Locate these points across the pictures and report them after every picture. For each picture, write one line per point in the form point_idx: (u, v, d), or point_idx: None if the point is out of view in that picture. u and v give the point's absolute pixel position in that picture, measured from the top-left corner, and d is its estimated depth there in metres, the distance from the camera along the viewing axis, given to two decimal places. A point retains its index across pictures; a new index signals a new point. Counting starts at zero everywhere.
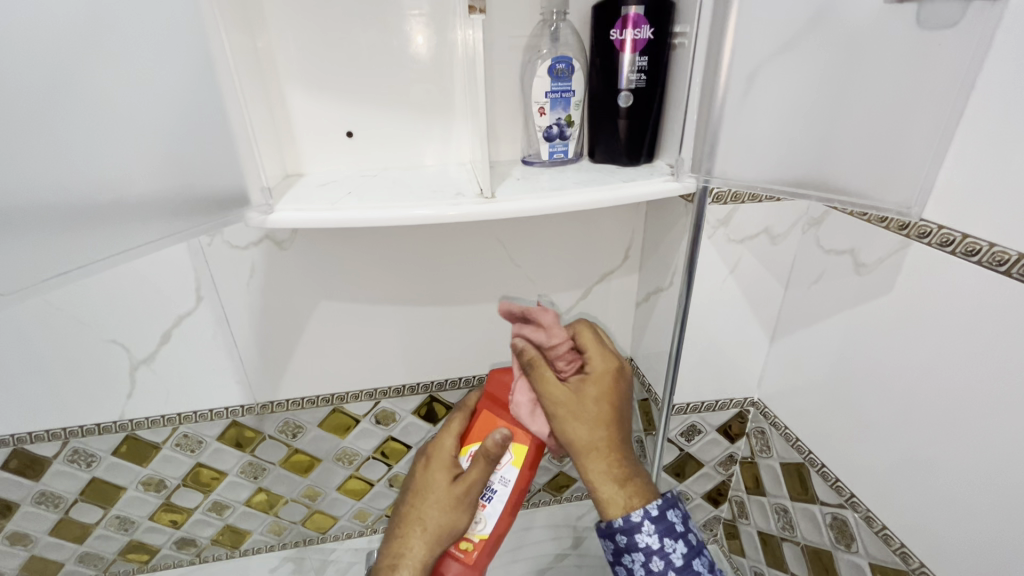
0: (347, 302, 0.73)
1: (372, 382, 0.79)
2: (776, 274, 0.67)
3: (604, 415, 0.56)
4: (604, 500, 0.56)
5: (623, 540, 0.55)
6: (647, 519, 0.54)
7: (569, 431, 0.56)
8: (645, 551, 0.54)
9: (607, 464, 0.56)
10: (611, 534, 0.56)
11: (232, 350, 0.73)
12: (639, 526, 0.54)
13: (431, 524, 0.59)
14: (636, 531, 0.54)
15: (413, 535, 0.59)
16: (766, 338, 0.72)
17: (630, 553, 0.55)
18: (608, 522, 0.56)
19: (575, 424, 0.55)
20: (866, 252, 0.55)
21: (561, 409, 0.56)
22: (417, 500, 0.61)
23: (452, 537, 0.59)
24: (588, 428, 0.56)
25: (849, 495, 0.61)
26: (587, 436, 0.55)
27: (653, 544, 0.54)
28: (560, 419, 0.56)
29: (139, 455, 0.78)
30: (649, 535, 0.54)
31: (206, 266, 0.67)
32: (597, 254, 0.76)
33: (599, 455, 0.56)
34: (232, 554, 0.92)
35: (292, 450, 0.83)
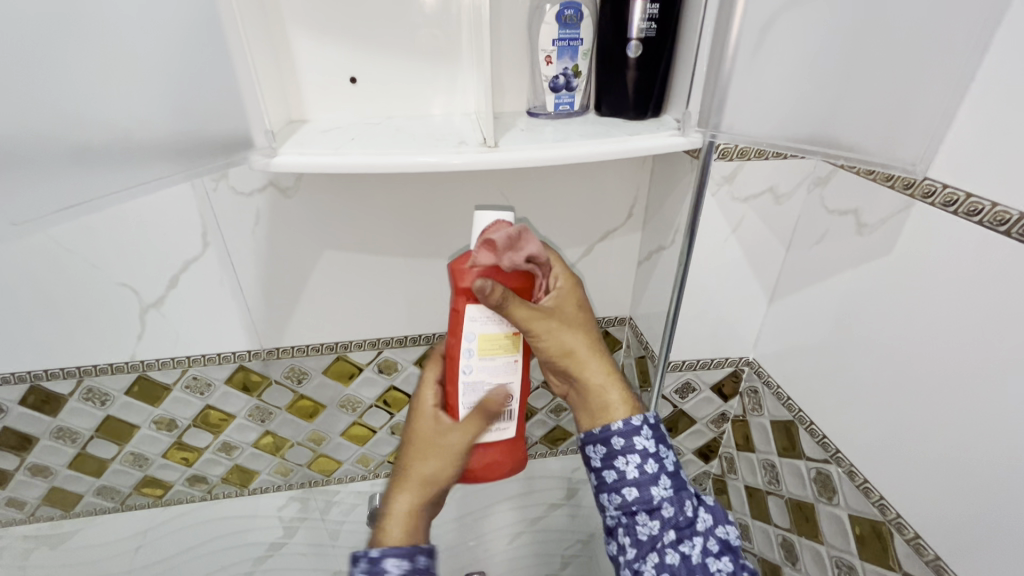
0: (350, 253, 0.73)
1: (375, 333, 0.81)
2: (779, 235, 0.67)
3: (579, 322, 0.60)
4: (609, 404, 0.60)
5: (619, 442, 0.58)
6: (646, 425, 0.59)
7: (566, 346, 0.58)
8: (641, 454, 0.58)
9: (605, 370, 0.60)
10: (605, 438, 0.59)
11: (238, 296, 0.75)
12: (637, 430, 0.58)
13: (423, 476, 0.59)
14: (635, 435, 0.58)
15: (404, 486, 0.59)
16: (764, 300, 0.73)
17: (624, 456, 0.58)
18: (606, 429, 0.59)
19: (571, 336, 0.58)
20: (869, 213, 0.55)
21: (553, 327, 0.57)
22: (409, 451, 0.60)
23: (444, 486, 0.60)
24: (583, 344, 0.59)
25: (834, 451, 0.63)
26: (580, 343, 0.59)
27: (648, 447, 0.58)
28: (548, 334, 0.57)
29: (151, 395, 0.81)
30: (646, 439, 0.58)
31: (211, 211, 0.68)
32: (601, 211, 0.76)
33: (597, 362, 0.60)
34: (241, 492, 0.97)
35: (298, 396, 0.86)
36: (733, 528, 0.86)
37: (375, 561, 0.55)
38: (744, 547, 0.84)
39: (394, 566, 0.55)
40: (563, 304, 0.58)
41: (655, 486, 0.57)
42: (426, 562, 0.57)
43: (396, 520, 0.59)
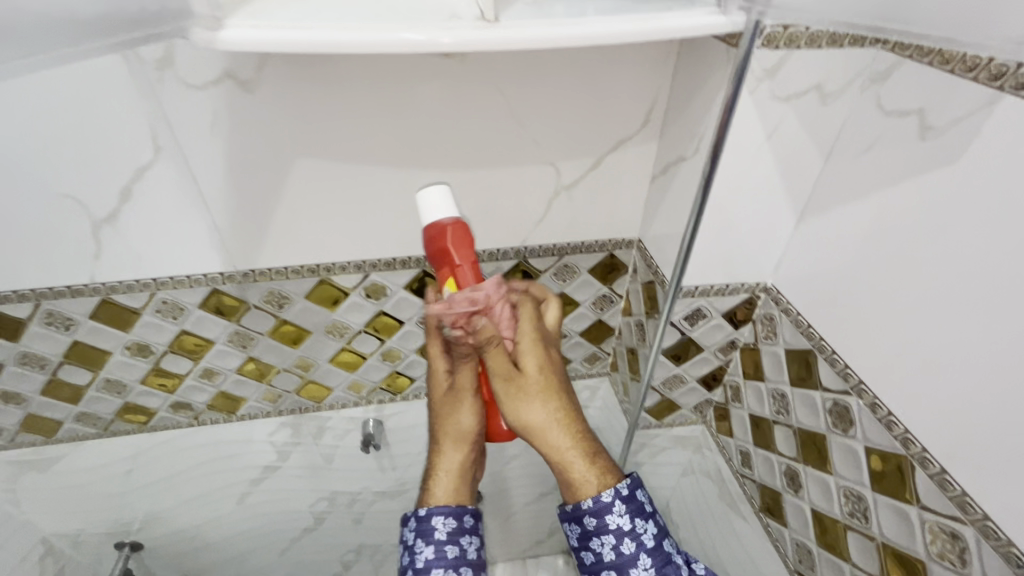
0: (327, 161, 0.64)
1: (360, 254, 0.74)
2: (819, 142, 0.58)
3: (547, 388, 0.58)
4: (575, 479, 0.59)
5: (592, 523, 0.58)
6: (618, 499, 0.58)
7: (525, 415, 0.58)
8: (615, 532, 0.58)
9: (568, 440, 0.58)
10: (578, 517, 0.59)
11: (202, 211, 0.66)
12: (608, 507, 0.58)
13: (449, 432, 0.65)
14: (607, 513, 0.58)
15: (439, 450, 0.66)
16: (791, 219, 0.65)
17: (600, 536, 0.59)
18: (577, 507, 0.59)
19: (534, 405, 0.58)
20: (937, 113, 0.46)
21: (510, 394, 0.58)
22: (433, 417, 0.67)
23: (473, 437, 0.65)
24: (544, 410, 0.58)
25: (856, 382, 0.58)
26: (547, 417, 0.58)
27: (623, 526, 0.58)
28: (511, 406, 0.59)
29: (118, 320, 0.75)
30: (619, 516, 0.58)
31: (160, 109, 0.57)
32: (614, 116, 0.66)
33: (561, 431, 0.58)
34: (229, 419, 0.94)
35: (280, 321, 0.80)
36: (732, 455, 0.85)
37: (422, 519, 0.63)
38: (743, 473, 0.83)
39: (440, 524, 0.63)
40: (527, 363, 0.58)
41: (633, 566, 0.58)
42: (471, 522, 0.65)
43: (441, 481, 0.66)
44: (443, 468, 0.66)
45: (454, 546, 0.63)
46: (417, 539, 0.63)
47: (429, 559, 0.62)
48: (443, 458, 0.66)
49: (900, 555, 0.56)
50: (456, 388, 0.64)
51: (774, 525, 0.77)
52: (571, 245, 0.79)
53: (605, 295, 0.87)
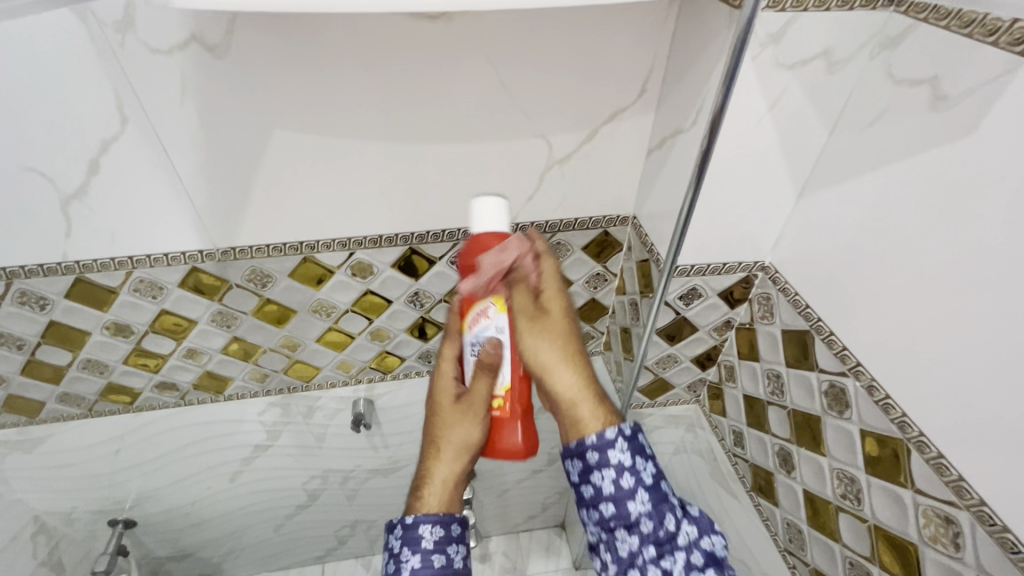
0: (306, 133, 0.61)
1: (344, 231, 0.71)
2: (824, 113, 0.55)
3: (563, 331, 0.59)
4: (580, 419, 0.56)
5: (593, 457, 0.55)
6: (621, 438, 0.55)
7: (536, 351, 0.58)
8: (616, 467, 0.55)
9: (577, 381, 0.57)
10: (580, 451, 0.56)
11: (176, 186, 0.63)
12: (611, 443, 0.54)
13: (449, 441, 0.64)
14: (609, 449, 0.55)
15: (434, 460, 0.65)
16: (792, 195, 0.63)
17: (599, 471, 0.55)
18: (580, 442, 0.56)
19: (546, 340, 0.58)
20: (951, 81, 0.43)
21: (528, 327, 0.59)
22: (432, 424, 0.66)
23: (473, 451, 0.64)
24: (558, 349, 0.58)
25: (854, 363, 0.57)
26: (557, 354, 0.57)
27: (624, 461, 0.55)
28: (527, 335, 0.59)
29: (95, 299, 0.72)
30: (621, 452, 0.55)
31: (124, 76, 0.54)
32: (609, 85, 0.62)
33: (571, 369, 0.57)
34: (216, 398, 0.92)
35: (264, 300, 0.77)
36: (725, 434, 0.85)
37: (410, 528, 0.61)
38: (735, 452, 0.82)
39: (428, 532, 0.61)
40: (549, 307, 0.60)
41: (632, 501, 0.55)
42: (460, 530, 0.62)
43: (433, 488, 0.64)
44: (438, 477, 0.64)
45: (441, 555, 0.61)
46: (402, 548, 0.60)
47: (415, 568, 0.60)
48: (438, 467, 0.64)
49: (891, 537, 0.55)
50: (466, 397, 0.64)
51: (765, 505, 0.77)
52: (564, 222, 0.76)
53: (599, 273, 0.85)
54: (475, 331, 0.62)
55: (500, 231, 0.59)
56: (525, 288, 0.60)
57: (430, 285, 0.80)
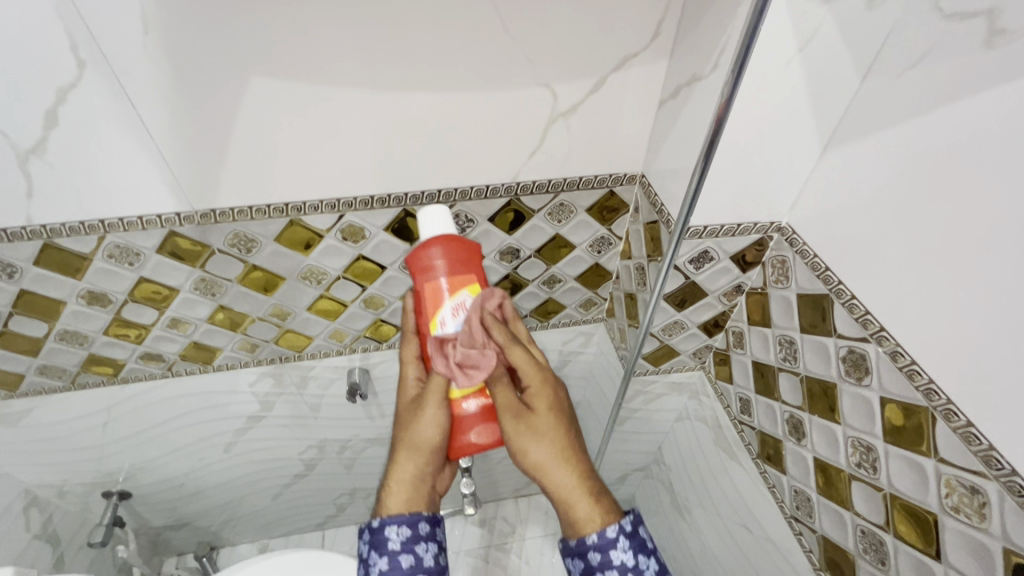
0: (286, 81, 0.55)
1: (332, 191, 0.66)
2: (857, 54, 0.50)
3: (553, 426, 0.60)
4: (578, 519, 0.57)
5: (596, 557, 0.56)
6: (622, 536, 0.55)
7: (531, 451, 0.59)
8: (618, 569, 0.55)
9: (572, 479, 0.58)
10: (582, 552, 0.56)
11: (146, 141, 0.58)
12: (613, 544, 0.55)
13: (409, 440, 0.62)
14: (611, 549, 0.55)
15: (395, 459, 0.63)
16: (815, 149, 0.58)
17: (602, 572, 0.56)
18: (581, 543, 0.56)
19: (538, 442, 0.59)
20: (1011, 13, 0.38)
21: (516, 429, 0.60)
22: (397, 424, 0.64)
23: (432, 450, 0.62)
24: (551, 447, 0.59)
25: (877, 329, 0.54)
26: (550, 453, 0.59)
27: (626, 561, 0.55)
28: (523, 445, 0.60)
29: (66, 267, 0.68)
30: (623, 552, 0.55)
31: (75, 11, 0.48)
32: (620, 26, 0.57)
33: (564, 470, 0.59)
34: (205, 369, 0.89)
35: (249, 267, 0.73)
36: (731, 401, 0.83)
37: (376, 530, 0.59)
38: (741, 420, 0.81)
39: (394, 533, 0.59)
40: (535, 403, 0.61)
41: None
42: (427, 528, 0.60)
43: (395, 490, 0.62)
44: (397, 477, 0.62)
45: (408, 556, 0.59)
46: (370, 552, 0.59)
47: (382, 571, 0.58)
48: (397, 467, 0.63)
49: (909, 506, 0.54)
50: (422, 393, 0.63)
51: (772, 472, 0.76)
52: (568, 181, 0.71)
53: (603, 237, 0.80)
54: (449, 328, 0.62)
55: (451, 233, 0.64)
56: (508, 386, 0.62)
57: None
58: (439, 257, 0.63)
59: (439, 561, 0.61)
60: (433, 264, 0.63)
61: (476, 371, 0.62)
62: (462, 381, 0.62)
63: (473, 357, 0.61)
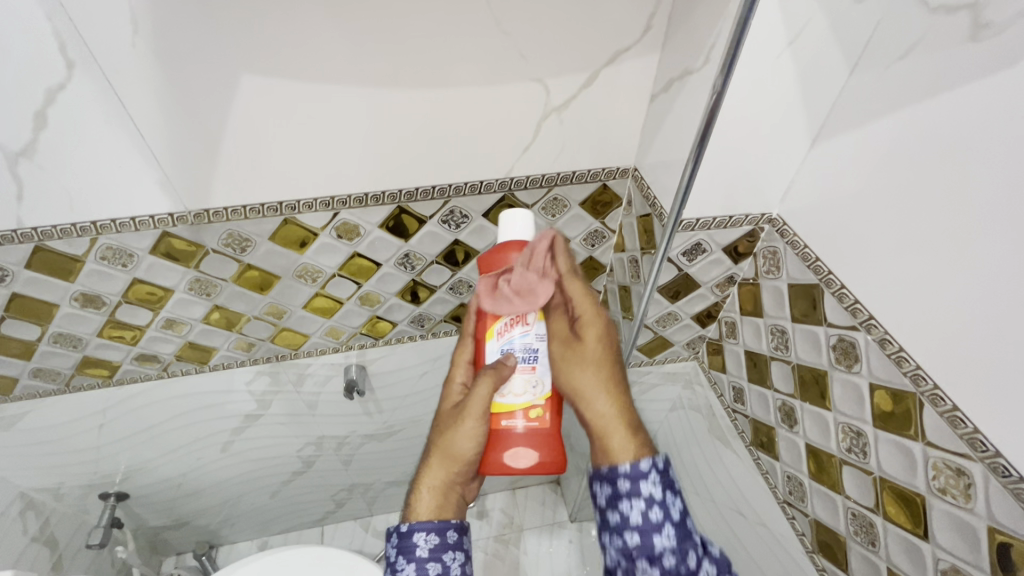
0: (278, 78, 0.55)
1: (326, 189, 0.66)
2: (846, 46, 0.51)
3: (600, 358, 0.61)
4: (611, 447, 0.57)
5: (624, 485, 0.54)
6: (654, 469, 0.54)
7: (573, 375, 0.60)
8: (647, 501, 0.53)
9: (611, 409, 0.59)
10: (611, 478, 0.55)
11: (137, 141, 0.57)
12: (644, 475, 0.53)
13: (443, 447, 0.65)
14: (642, 479, 0.53)
15: (428, 464, 0.66)
16: (804, 142, 0.59)
17: (628, 500, 0.54)
18: (612, 468, 0.55)
19: (584, 370, 0.60)
20: (994, 7, 0.39)
21: (562, 356, 0.61)
22: (433, 430, 0.66)
23: (463, 461, 0.64)
24: (596, 374, 0.60)
25: (865, 317, 0.55)
26: (591, 380, 0.60)
27: (655, 493, 0.53)
28: (563, 361, 0.61)
29: (59, 269, 0.67)
30: (653, 485, 0.53)
31: (62, 9, 0.47)
32: (612, 21, 0.57)
33: (605, 399, 0.60)
34: (201, 369, 0.88)
35: (244, 266, 0.73)
36: (724, 391, 0.84)
37: (405, 535, 0.61)
38: (734, 408, 0.82)
39: (423, 540, 0.61)
40: (586, 332, 0.61)
41: (658, 535, 0.53)
42: (455, 537, 0.63)
43: (425, 492, 0.65)
44: (427, 484, 0.65)
45: (435, 562, 0.61)
46: (398, 557, 0.61)
47: None
48: (430, 472, 0.66)
49: (898, 489, 0.55)
50: (461, 405, 0.63)
51: (765, 458, 0.78)
52: (561, 176, 0.72)
53: (597, 230, 0.81)
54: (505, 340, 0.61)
55: (525, 242, 0.61)
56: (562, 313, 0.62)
57: (421, 246, 0.76)
58: (515, 263, 0.61)
59: (466, 570, 0.63)
60: (507, 266, 0.61)
61: (517, 386, 0.61)
62: (510, 394, 0.61)
63: (529, 283, 0.59)
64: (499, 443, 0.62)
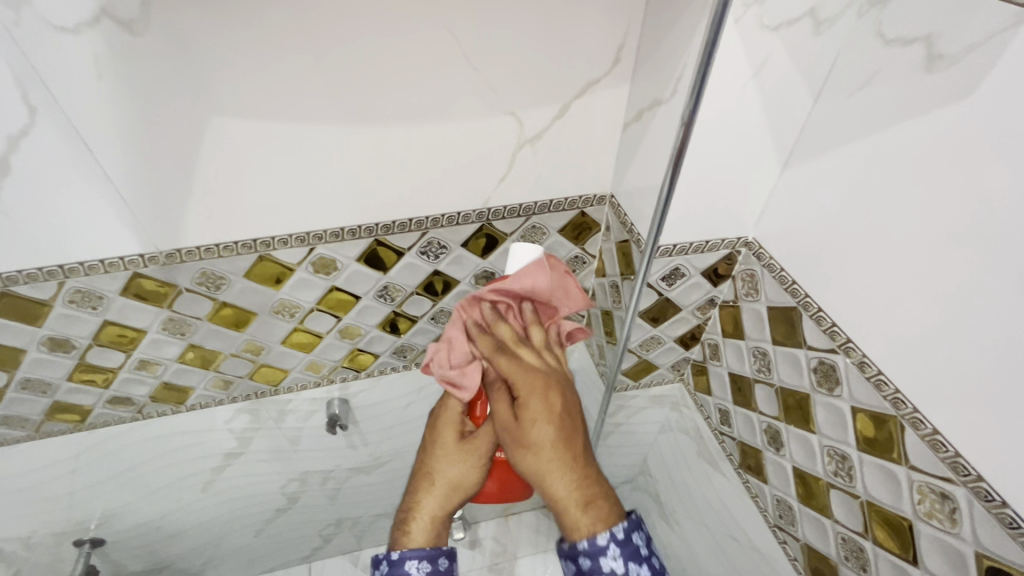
0: (249, 118, 0.55)
1: (302, 225, 0.65)
2: (809, 77, 0.52)
3: (551, 438, 0.56)
4: (575, 524, 0.55)
5: (586, 563, 0.54)
6: (613, 543, 0.53)
7: (529, 464, 0.58)
8: None
9: (570, 487, 0.56)
10: (573, 556, 0.55)
11: (105, 184, 0.56)
12: (603, 551, 0.53)
13: (449, 477, 0.66)
14: (601, 556, 0.53)
15: (427, 492, 0.66)
16: (775, 168, 0.60)
17: None
18: (573, 547, 0.54)
19: (534, 458, 0.57)
20: (948, 40, 0.40)
21: (513, 445, 0.59)
22: (437, 457, 0.68)
23: (468, 488, 0.67)
24: (545, 460, 0.56)
25: (844, 340, 0.55)
26: (548, 464, 0.56)
27: (617, 568, 0.53)
28: (517, 456, 0.59)
29: (26, 315, 0.65)
30: (613, 559, 0.53)
31: (25, 58, 0.47)
32: (581, 55, 0.58)
33: (560, 478, 0.56)
34: (178, 409, 0.86)
35: (219, 304, 0.71)
36: (711, 413, 0.84)
37: (394, 564, 0.59)
38: (721, 431, 0.82)
39: (414, 568, 0.60)
40: (527, 409, 0.58)
41: None
42: (447, 565, 0.61)
43: (420, 522, 0.64)
44: (424, 512, 0.65)
45: None
46: None
47: None
48: (425, 500, 0.66)
49: (885, 513, 0.55)
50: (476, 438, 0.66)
51: (754, 481, 0.77)
52: (539, 205, 0.72)
53: (577, 256, 0.81)
54: None
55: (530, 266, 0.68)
56: (505, 393, 0.62)
57: (400, 278, 0.76)
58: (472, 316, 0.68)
59: None
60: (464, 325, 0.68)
61: None
62: None
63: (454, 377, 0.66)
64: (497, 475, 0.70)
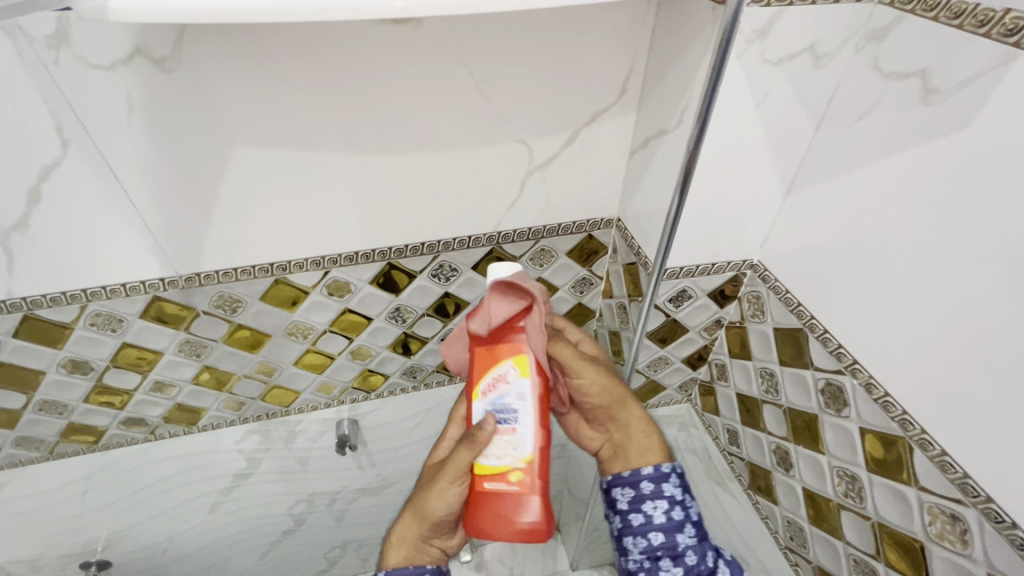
0: (270, 149, 0.57)
1: (317, 250, 0.67)
2: (809, 108, 0.54)
3: (627, 390, 0.69)
4: (647, 451, 0.66)
5: (647, 487, 0.63)
6: (673, 474, 0.64)
7: (595, 383, 0.67)
8: (670, 500, 0.63)
9: (637, 410, 0.69)
10: (633, 481, 0.64)
11: (130, 211, 0.58)
12: (665, 476, 0.64)
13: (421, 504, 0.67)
14: (663, 481, 0.63)
15: (405, 518, 0.70)
16: (778, 194, 0.62)
17: (652, 500, 0.63)
18: (636, 472, 0.64)
19: (603, 374, 0.67)
20: (943, 75, 0.43)
21: (593, 371, 0.67)
22: (418, 488, 0.70)
23: (434, 518, 0.66)
24: (617, 392, 0.68)
25: (850, 361, 0.56)
26: (623, 392, 0.68)
27: (675, 494, 0.63)
28: (593, 377, 0.67)
29: (47, 337, 0.67)
30: (673, 487, 0.63)
31: (61, 96, 0.49)
32: (589, 87, 0.60)
33: (632, 407, 0.68)
34: (190, 430, 0.87)
35: (235, 326, 0.73)
36: (719, 433, 0.84)
37: None
38: (730, 451, 0.82)
39: None
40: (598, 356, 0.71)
41: (681, 533, 0.62)
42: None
43: (394, 551, 0.68)
44: (399, 536, 0.69)
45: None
46: None
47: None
48: (403, 526, 0.69)
49: (896, 534, 0.55)
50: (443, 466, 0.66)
51: (764, 503, 0.77)
52: (548, 228, 0.74)
53: (584, 277, 0.82)
54: (492, 398, 0.63)
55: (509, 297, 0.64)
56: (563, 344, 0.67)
57: (411, 300, 0.77)
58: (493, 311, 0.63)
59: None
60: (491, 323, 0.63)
61: (496, 447, 0.61)
62: (492, 455, 0.62)
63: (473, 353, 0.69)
64: (481, 504, 0.62)
